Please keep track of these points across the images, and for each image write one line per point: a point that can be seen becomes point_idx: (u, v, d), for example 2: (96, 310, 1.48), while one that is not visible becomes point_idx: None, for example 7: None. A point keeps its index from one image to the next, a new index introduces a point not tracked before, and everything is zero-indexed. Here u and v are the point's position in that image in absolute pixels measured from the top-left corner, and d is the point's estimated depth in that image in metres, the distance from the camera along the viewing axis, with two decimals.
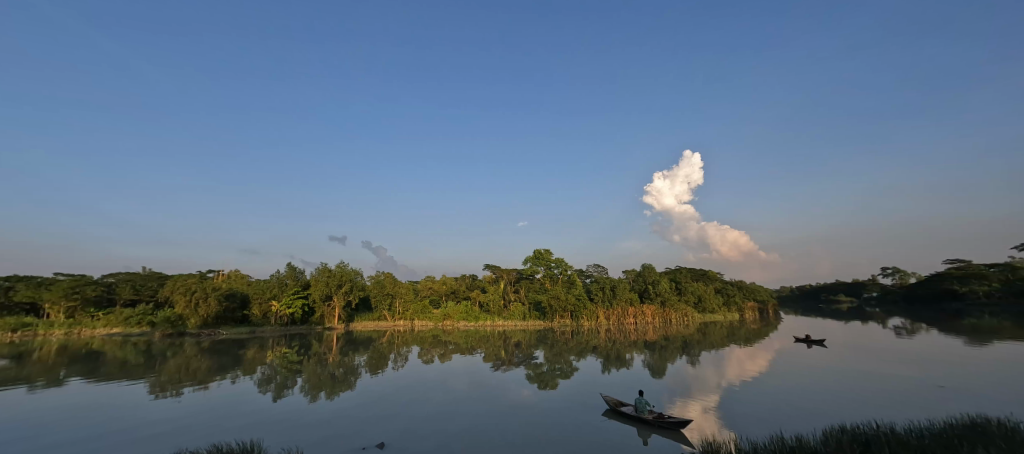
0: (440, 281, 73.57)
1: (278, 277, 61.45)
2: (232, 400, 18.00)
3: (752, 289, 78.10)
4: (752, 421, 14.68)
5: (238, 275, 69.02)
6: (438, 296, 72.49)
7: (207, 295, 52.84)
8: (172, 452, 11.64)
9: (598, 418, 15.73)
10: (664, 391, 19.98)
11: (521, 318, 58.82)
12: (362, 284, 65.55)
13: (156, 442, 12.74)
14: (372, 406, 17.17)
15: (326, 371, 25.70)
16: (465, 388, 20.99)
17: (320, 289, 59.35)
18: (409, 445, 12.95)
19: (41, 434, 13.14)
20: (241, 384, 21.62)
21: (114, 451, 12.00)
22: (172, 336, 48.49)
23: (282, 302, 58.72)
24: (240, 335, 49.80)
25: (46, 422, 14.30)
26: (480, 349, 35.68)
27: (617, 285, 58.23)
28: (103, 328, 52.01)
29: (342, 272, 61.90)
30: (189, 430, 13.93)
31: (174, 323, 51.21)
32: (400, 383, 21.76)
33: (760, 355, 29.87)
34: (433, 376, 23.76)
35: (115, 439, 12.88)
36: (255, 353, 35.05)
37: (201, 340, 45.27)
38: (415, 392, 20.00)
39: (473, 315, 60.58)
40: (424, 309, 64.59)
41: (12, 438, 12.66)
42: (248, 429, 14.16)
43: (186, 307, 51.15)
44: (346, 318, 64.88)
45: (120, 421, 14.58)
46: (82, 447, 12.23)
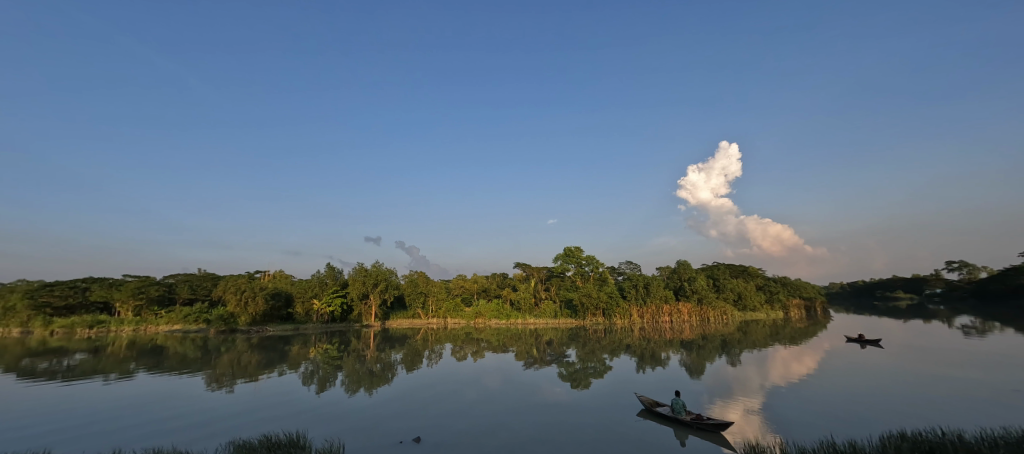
0: (471, 279, 74.43)
1: (319, 276, 64.40)
2: (280, 393, 19.13)
3: (798, 285, 73.99)
4: (800, 426, 13.96)
5: (282, 276, 72.78)
6: (469, 294, 73.40)
7: (255, 294, 56.17)
8: (227, 442, 12.56)
9: (634, 418, 15.42)
10: (704, 392, 19.34)
11: (552, 316, 58.46)
12: (397, 283, 67.48)
13: (215, 430, 13.80)
14: (409, 402, 17.65)
15: (365, 367, 26.70)
16: (498, 385, 21.20)
17: (357, 288, 61.61)
18: (445, 439, 13.33)
19: (116, 422, 14.50)
20: (287, 379, 22.80)
21: (178, 437, 13.14)
22: (225, 333, 51.93)
23: (323, 301, 61.48)
24: (285, 332, 52.57)
25: (118, 412, 15.74)
26: (513, 347, 35.87)
27: (651, 283, 56.75)
28: (165, 325, 56.23)
29: (378, 271, 64.01)
30: (243, 420, 14.94)
31: (227, 320, 54.72)
32: (435, 380, 22.23)
33: (807, 355, 28.28)
34: (467, 374, 24.13)
35: (177, 427, 14.03)
36: (299, 349, 36.90)
37: (251, 337, 48.23)
38: (450, 387, 20.53)
39: (504, 313, 60.91)
40: (457, 307, 65.72)
41: (91, 426, 14.00)
42: (293, 419, 15.09)
43: (237, 305, 54.58)
44: (382, 317, 66.92)
45: (182, 411, 15.86)
46: (150, 434, 13.40)
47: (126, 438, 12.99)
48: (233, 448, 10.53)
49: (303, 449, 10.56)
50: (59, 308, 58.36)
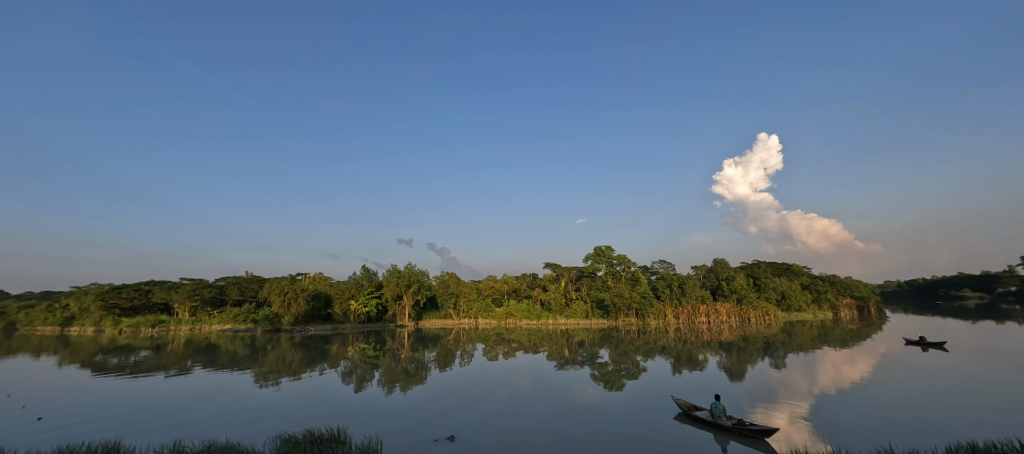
0: (501, 280, 74.80)
1: (355, 278, 66.69)
2: (320, 390, 19.93)
3: (849, 283, 69.50)
4: (854, 434, 13.07)
5: (321, 278, 75.90)
6: (500, 295, 73.77)
7: (297, 295, 58.89)
8: (272, 436, 13.20)
9: (670, 421, 14.99)
10: (746, 397, 18.53)
11: (584, 316, 57.75)
12: (429, 284, 68.79)
13: (261, 425, 14.51)
14: (443, 400, 17.96)
15: (400, 366, 27.37)
16: (530, 385, 21.17)
17: (391, 289, 63.28)
18: (478, 438, 13.47)
19: (174, 415, 15.58)
20: (327, 376, 23.78)
21: (228, 430, 13.94)
22: (270, 332, 54.75)
23: (359, 301, 63.57)
24: (325, 332, 54.79)
25: (177, 406, 16.92)
26: (544, 348, 35.72)
27: (687, 282, 54.93)
28: (216, 324, 59.92)
29: (411, 272, 65.55)
30: (286, 415, 15.67)
31: (272, 320, 57.65)
32: (467, 379, 22.53)
33: (860, 359, 26.50)
34: (499, 374, 24.28)
35: (227, 420, 14.89)
36: (338, 348, 38.38)
37: (294, 336, 50.56)
38: (483, 387, 20.69)
39: (535, 313, 60.82)
40: (487, 308, 66.25)
41: (152, 419, 15.08)
42: (332, 415, 15.70)
43: (281, 306, 57.47)
44: (416, 317, 68.42)
45: (232, 406, 16.84)
46: (202, 427, 14.28)
47: (183, 431, 13.91)
48: (280, 442, 11.07)
49: (343, 444, 10.95)
50: (125, 310, 63.47)
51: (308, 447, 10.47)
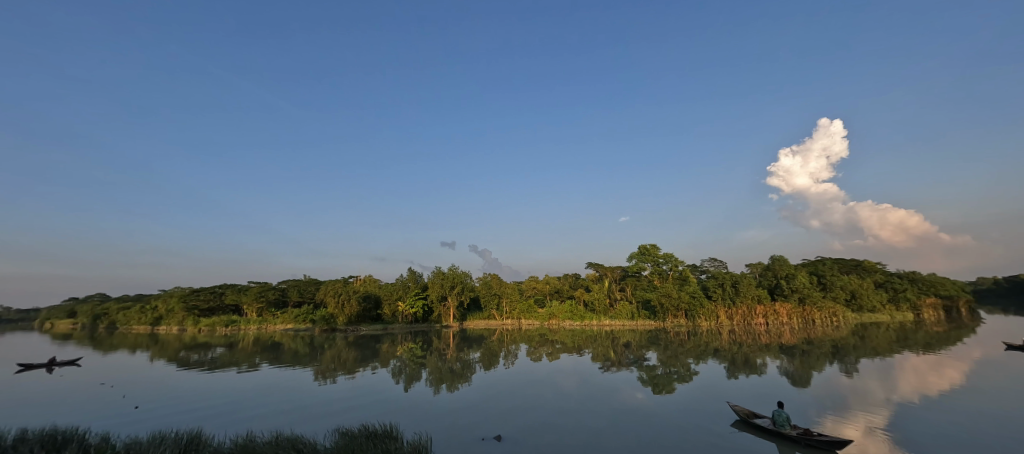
0: (543, 280, 74.56)
1: (402, 280, 69.24)
2: (372, 387, 20.90)
3: (933, 281, 62.47)
4: (944, 450, 11.71)
5: (370, 280, 79.50)
6: (542, 296, 73.52)
7: (350, 296, 62.09)
8: (331, 429, 13.99)
9: (727, 428, 14.21)
10: (811, 405, 17.20)
11: (629, 317, 56.09)
12: (472, 285, 69.96)
13: (320, 419, 15.42)
14: (489, 400, 18.14)
15: (446, 365, 28.05)
16: (575, 387, 20.90)
17: (436, 290, 65.01)
18: (524, 438, 13.54)
19: (245, 408, 16.94)
20: (379, 374, 24.92)
21: (291, 422, 14.94)
22: (327, 331, 58.10)
23: (406, 303, 65.88)
24: (376, 332, 57.32)
25: (247, 399, 18.41)
26: (588, 349, 35.17)
27: (742, 281, 51.87)
28: (279, 324, 64.50)
29: (455, 274, 66.99)
30: (342, 410, 16.54)
31: (328, 320, 61.19)
32: (512, 379, 22.68)
33: (949, 365, 23.74)
34: (543, 374, 24.21)
35: (290, 414, 15.94)
36: (388, 347, 40.06)
37: (347, 335, 53.33)
38: (527, 387, 20.74)
39: (579, 314, 60.01)
40: (530, 308, 66.20)
41: (227, 411, 16.50)
42: (384, 411, 16.41)
43: (336, 307, 60.90)
44: (460, 318, 69.79)
45: (294, 400, 18.03)
46: (269, 419, 15.40)
47: (252, 422, 15.08)
48: (339, 434, 11.72)
49: (395, 439, 11.37)
50: (203, 311, 69.97)
51: (363, 440, 10.98)
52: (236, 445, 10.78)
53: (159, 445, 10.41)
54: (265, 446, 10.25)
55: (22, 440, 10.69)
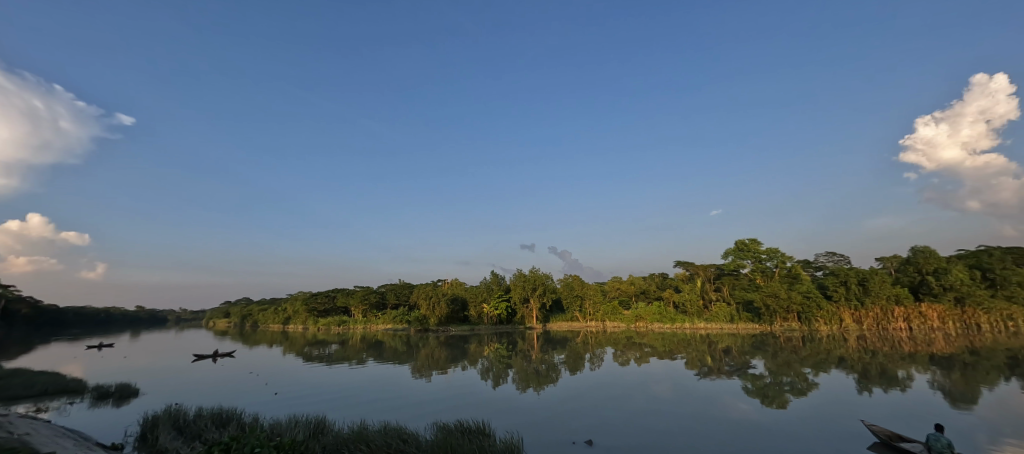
0: (627, 281, 71.60)
1: (486, 283, 71.73)
2: (464, 385, 21.92)
3: None
4: None
5: (457, 283, 83.62)
6: (627, 297, 70.56)
7: (440, 299, 66.00)
8: (429, 423, 14.95)
9: (864, 451, 12.15)
10: (982, 430, 13.96)
11: (728, 320, 51.12)
12: (554, 287, 69.81)
13: (420, 412, 16.62)
14: (576, 404, 17.79)
15: (532, 367, 28.24)
16: (670, 394, 19.60)
17: (518, 292, 66.12)
18: (617, 444, 13.10)
19: (357, 399, 18.92)
20: (468, 373, 25.96)
21: (397, 414, 16.33)
22: (421, 331, 62.48)
23: (491, 304, 68.11)
24: (463, 332, 60.06)
25: (358, 391, 20.57)
26: (681, 354, 32.88)
27: (871, 278, 44.32)
28: (379, 324, 70.87)
29: (536, 276, 67.47)
30: (438, 406, 17.62)
31: (422, 321, 65.79)
32: (600, 383, 22.07)
33: None
34: (632, 379, 23.17)
35: (395, 406, 17.44)
36: (476, 347, 41.72)
37: (439, 335, 56.75)
38: (617, 392, 20.03)
39: (669, 316, 56.41)
40: (615, 310, 63.90)
41: (342, 400, 18.59)
42: (476, 409, 17.10)
43: (427, 308, 65.27)
44: (543, 319, 70.03)
45: (397, 395, 19.67)
46: (376, 410, 16.99)
47: (363, 411, 16.79)
48: (437, 428, 12.42)
49: (488, 436, 11.69)
50: (319, 312, 79.82)
51: (459, 435, 11.50)
52: (351, 431, 12.03)
53: (292, 427, 12.04)
54: (375, 434, 11.25)
55: (196, 416, 13.13)
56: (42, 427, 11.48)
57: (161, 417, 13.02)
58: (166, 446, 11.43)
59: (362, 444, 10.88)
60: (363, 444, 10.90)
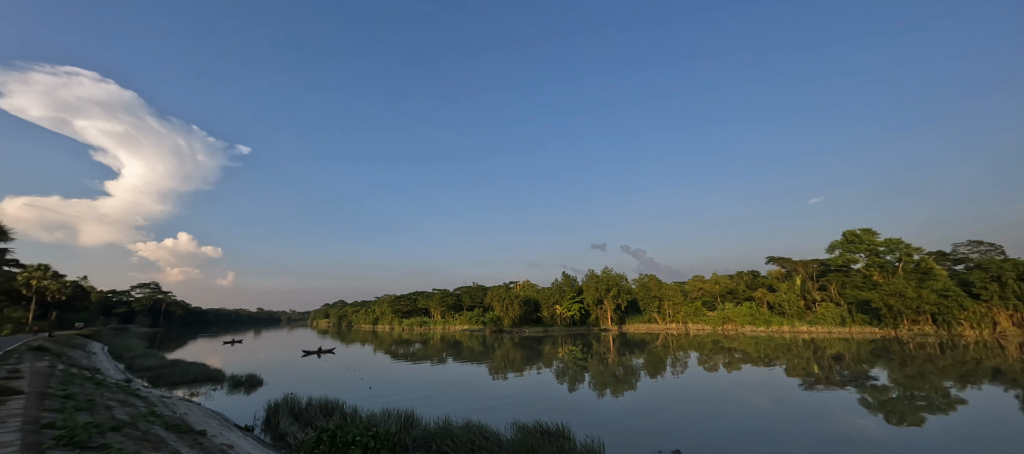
0: (711, 280, 66.48)
1: (557, 284, 71.44)
2: (542, 387, 21.95)
3: None
4: None
5: (528, 284, 84.23)
6: (712, 297, 65.48)
7: (513, 300, 67.03)
8: (510, 422, 15.22)
9: None
10: None
11: (838, 323, 44.68)
12: (629, 287, 67.27)
13: (500, 412, 17.00)
14: (659, 412, 16.91)
15: (609, 370, 27.37)
16: (769, 405, 17.74)
17: (591, 293, 64.74)
18: None
19: (441, 396, 19.90)
20: (544, 375, 25.89)
21: (479, 412, 16.90)
22: (496, 332, 64.02)
23: (563, 306, 67.59)
24: (537, 333, 60.29)
25: (442, 388, 21.67)
26: (780, 360, 29.60)
27: None
28: (457, 325, 73.86)
29: (609, 276, 65.54)
30: (517, 407, 17.88)
31: (496, 322, 67.46)
32: (685, 390, 20.70)
33: None
34: (722, 387, 21.36)
35: (477, 405, 18.07)
36: (550, 348, 41.59)
37: (514, 336, 57.63)
38: (705, 401, 18.63)
39: (763, 319, 51.30)
40: (698, 311, 59.63)
41: (429, 397, 19.69)
42: (555, 411, 17.03)
43: (501, 310, 66.72)
44: (619, 321, 67.68)
45: (478, 394, 20.33)
46: (459, 408, 17.73)
47: (448, 408, 17.63)
48: (518, 427, 12.55)
49: (568, 439, 11.55)
50: (403, 313, 85.58)
51: (540, 436, 11.50)
52: (437, 426, 12.66)
53: (386, 419, 13.01)
54: (459, 431, 11.70)
55: (307, 404, 14.76)
56: (193, 407, 13.74)
57: (279, 405, 14.85)
58: (284, 430, 13.00)
59: (448, 440, 11.35)
60: (449, 439, 11.38)
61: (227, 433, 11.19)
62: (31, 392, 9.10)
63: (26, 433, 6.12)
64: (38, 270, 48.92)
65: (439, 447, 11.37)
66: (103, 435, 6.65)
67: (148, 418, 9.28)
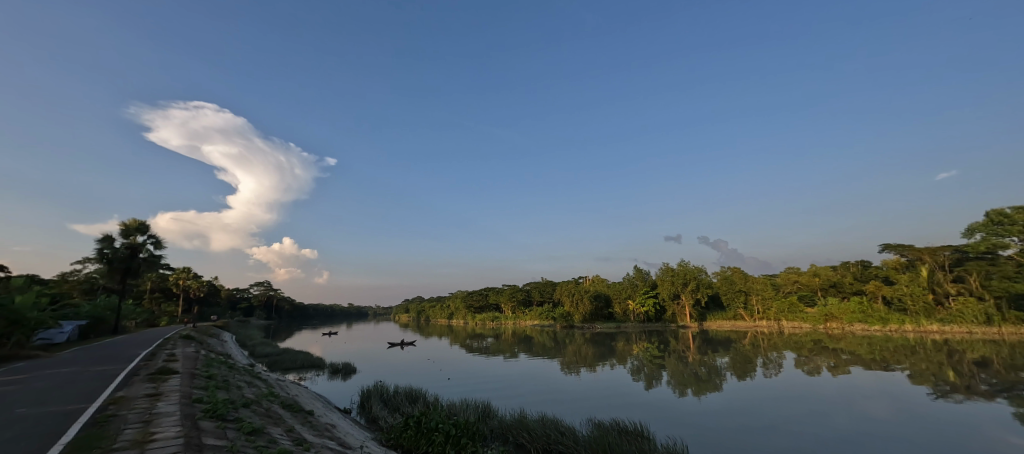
0: (808, 273, 59.85)
1: (629, 279, 69.52)
2: (616, 385, 21.62)
3: None
4: None
5: (598, 280, 82.56)
6: (810, 292, 58.75)
7: (583, 296, 66.44)
8: (585, 419, 15.28)
9: None
10: None
11: (983, 322, 37.32)
12: (708, 281, 63.11)
13: (575, 408, 17.06)
14: (746, 415, 15.90)
15: (689, 369, 25.99)
16: (884, 414, 15.69)
17: (667, 288, 62.00)
18: None
19: (514, 390, 20.51)
20: (619, 372, 25.39)
21: (551, 407, 17.18)
22: (567, 327, 63.93)
23: (636, 301, 65.35)
24: (609, 329, 59.00)
25: (515, 383, 22.26)
26: (901, 364, 25.76)
27: None
28: (528, 320, 74.91)
29: (686, 270, 62.16)
30: (591, 403, 17.88)
31: (567, 318, 67.25)
32: (780, 394, 19.04)
33: None
34: (825, 392, 19.30)
35: (549, 400, 18.31)
36: (624, 346, 40.39)
37: (585, 332, 57.10)
38: (803, 407, 17.01)
39: (877, 316, 44.94)
40: (793, 307, 53.95)
41: (502, 390, 20.42)
42: (632, 410, 16.64)
43: (572, 305, 66.53)
44: (699, 318, 63.65)
45: (550, 389, 20.64)
46: (532, 401, 18.20)
47: (521, 401, 18.18)
48: (594, 424, 12.52)
49: (648, 440, 11.32)
50: (475, 308, 88.98)
51: (617, 434, 11.39)
52: (513, 418, 13.11)
53: (465, 409, 13.75)
54: (535, 424, 12.02)
55: (394, 392, 16.11)
56: (302, 390, 15.72)
57: (370, 391, 16.38)
58: (376, 414, 14.34)
59: (524, 432, 11.75)
60: (526, 432, 11.76)
61: (329, 414, 12.71)
62: (185, 373, 11.15)
63: (183, 406, 7.52)
64: (184, 271, 58.93)
65: (516, 439, 11.81)
66: (237, 410, 7.94)
67: (269, 398, 10.84)
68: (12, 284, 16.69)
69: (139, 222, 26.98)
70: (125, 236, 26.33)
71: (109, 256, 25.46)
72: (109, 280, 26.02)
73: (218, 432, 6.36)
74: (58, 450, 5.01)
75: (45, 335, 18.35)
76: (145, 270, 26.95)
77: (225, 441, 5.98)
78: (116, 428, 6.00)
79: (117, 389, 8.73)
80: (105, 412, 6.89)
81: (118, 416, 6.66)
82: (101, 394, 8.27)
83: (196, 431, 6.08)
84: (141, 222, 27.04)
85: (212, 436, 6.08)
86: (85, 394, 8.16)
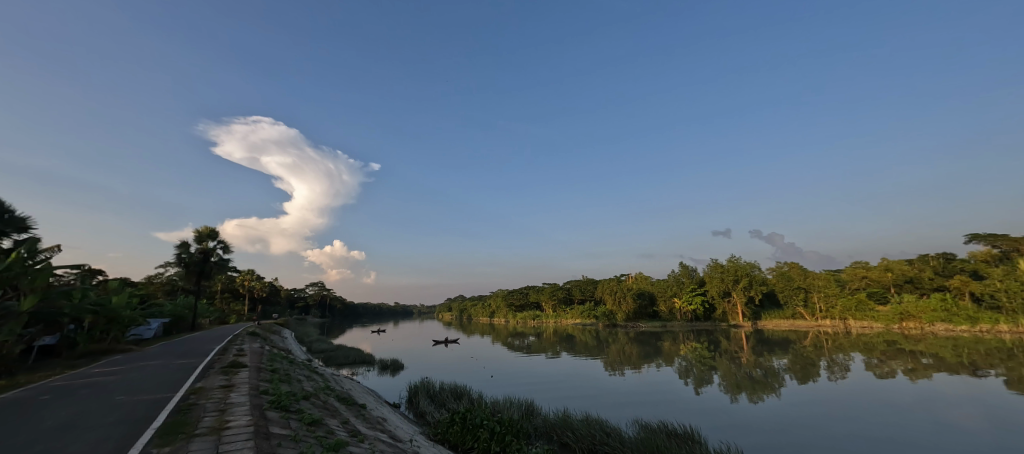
0: (880, 267, 54.93)
1: (675, 276, 67.32)
2: (663, 386, 21.01)
3: None
4: None
5: (642, 277, 80.51)
6: (881, 288, 53.91)
7: (625, 293, 65.03)
8: (630, 421, 15.13)
9: None
10: None
11: None
12: (763, 277, 59.57)
13: (617, 408, 16.95)
14: (804, 421, 15.06)
15: (744, 371, 24.81)
16: (974, 424, 14.20)
17: (716, 285, 59.45)
18: None
19: (555, 389, 20.47)
20: (666, 373, 24.81)
21: (596, 407, 17.05)
22: (610, 326, 62.90)
23: (683, 299, 63.04)
24: (655, 329, 57.28)
25: (555, 382, 22.30)
26: (996, 369, 23.07)
27: None
28: (569, 318, 74.18)
29: (737, 266, 59.14)
30: (633, 404, 17.66)
31: (610, 316, 66.02)
32: (847, 400, 17.77)
33: None
34: (898, 398, 17.84)
35: (590, 400, 18.23)
36: (670, 345, 39.31)
37: (629, 331, 55.93)
38: (873, 413, 15.77)
39: (964, 315, 40.47)
40: (861, 304, 49.69)
41: (543, 389, 20.46)
42: (678, 413, 16.21)
43: (614, 304, 65.28)
44: (753, 316, 60.31)
45: (593, 389, 20.49)
46: (572, 401, 18.15)
47: (561, 400, 18.17)
48: (641, 426, 12.33)
49: (700, 444, 10.94)
50: (517, 307, 89.71)
51: (667, 438, 11.07)
52: (557, 417, 13.11)
53: (508, 407, 13.91)
54: (578, 423, 11.93)
55: (439, 388, 16.62)
56: (355, 384, 16.60)
57: (417, 387, 16.99)
58: (423, 409, 14.87)
59: (569, 432, 11.73)
60: (570, 431, 11.74)
61: (380, 408, 13.34)
62: (253, 366, 12.20)
63: (252, 397, 8.24)
64: (249, 273, 63.91)
65: (560, 438, 11.84)
66: (298, 402, 8.57)
67: (327, 391, 11.58)
68: (109, 285, 18.86)
69: (210, 229, 29.55)
70: (199, 242, 28.96)
71: (186, 260, 28.05)
72: (186, 281, 28.70)
73: (283, 422, 6.90)
74: (149, 434, 5.62)
75: (136, 331, 20.64)
76: (215, 272, 29.51)
77: (289, 430, 6.46)
78: (196, 416, 6.66)
79: (197, 381, 9.67)
80: (187, 400, 7.68)
81: (198, 405, 7.41)
82: (184, 384, 9.21)
83: (263, 421, 6.60)
84: (212, 229, 29.61)
85: (277, 426, 6.60)
86: (170, 384, 9.14)
